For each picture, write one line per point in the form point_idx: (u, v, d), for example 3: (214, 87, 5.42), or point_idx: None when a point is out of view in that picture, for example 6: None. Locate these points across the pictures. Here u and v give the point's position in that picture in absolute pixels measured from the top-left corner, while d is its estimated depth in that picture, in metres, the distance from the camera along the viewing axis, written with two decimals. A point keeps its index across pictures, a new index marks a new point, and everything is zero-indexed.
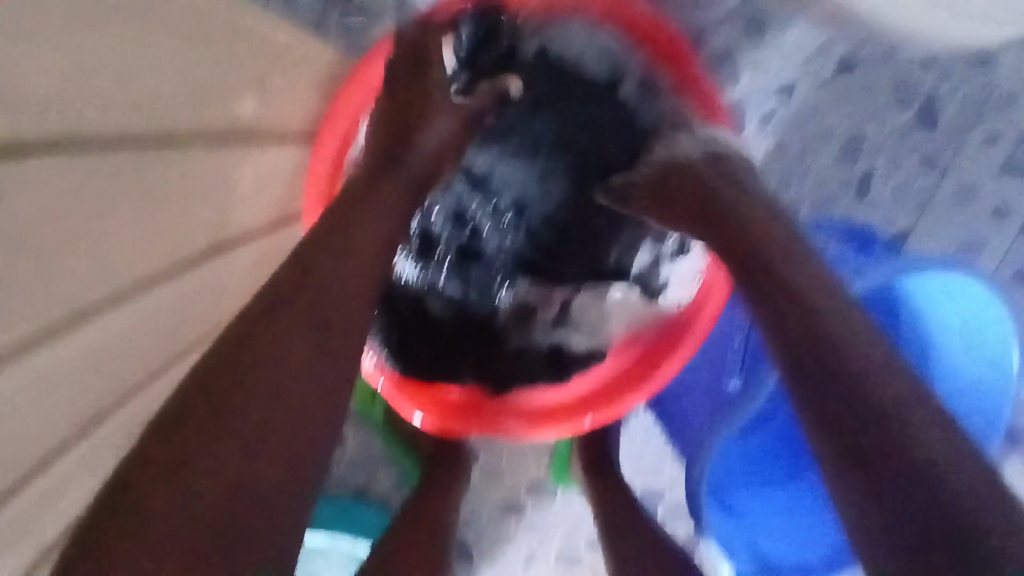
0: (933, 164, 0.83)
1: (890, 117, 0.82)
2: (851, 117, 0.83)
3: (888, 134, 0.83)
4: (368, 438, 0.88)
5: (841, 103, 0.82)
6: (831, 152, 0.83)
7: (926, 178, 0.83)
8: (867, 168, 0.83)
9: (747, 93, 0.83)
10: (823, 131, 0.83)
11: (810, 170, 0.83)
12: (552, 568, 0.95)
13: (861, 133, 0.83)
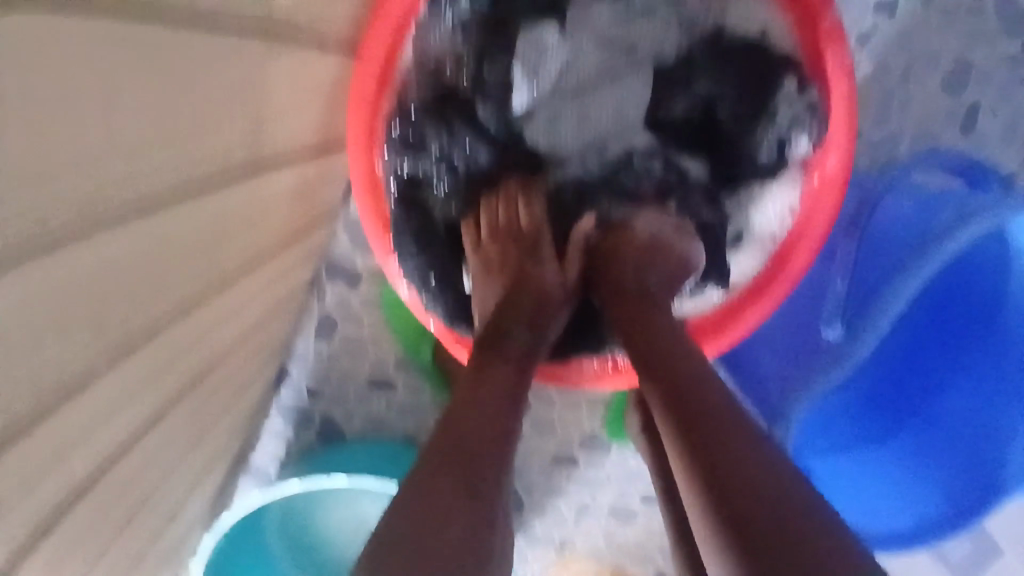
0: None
1: (1002, 42, 0.69)
2: (958, 41, 0.69)
3: (998, 62, 0.69)
4: (418, 384, 0.85)
5: (946, 25, 0.69)
6: (932, 83, 0.71)
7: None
8: (974, 101, 0.70)
9: (837, 7, 0.69)
10: (924, 57, 0.70)
11: (906, 102, 0.71)
12: (604, 521, 0.93)
13: (969, 59, 0.70)
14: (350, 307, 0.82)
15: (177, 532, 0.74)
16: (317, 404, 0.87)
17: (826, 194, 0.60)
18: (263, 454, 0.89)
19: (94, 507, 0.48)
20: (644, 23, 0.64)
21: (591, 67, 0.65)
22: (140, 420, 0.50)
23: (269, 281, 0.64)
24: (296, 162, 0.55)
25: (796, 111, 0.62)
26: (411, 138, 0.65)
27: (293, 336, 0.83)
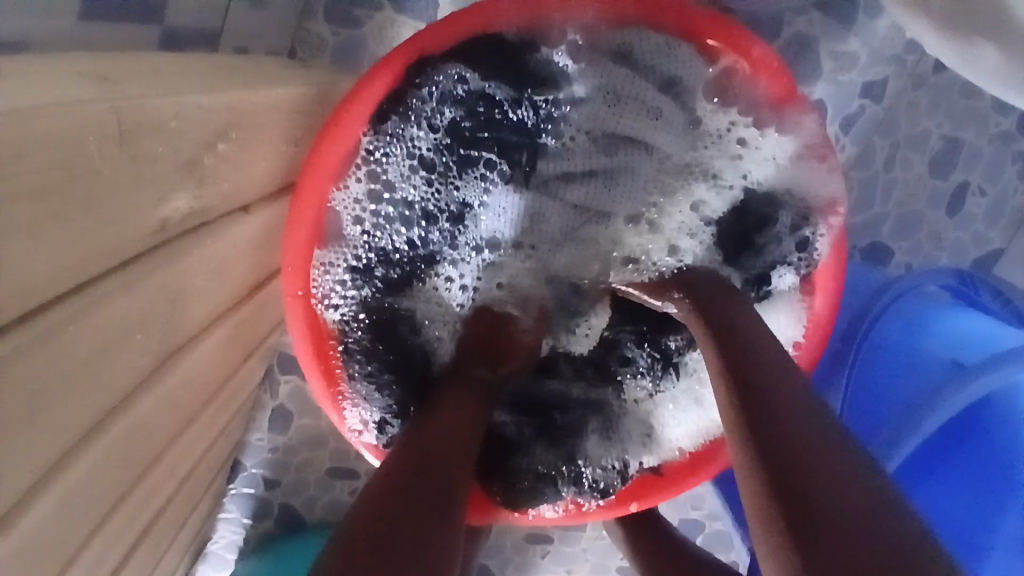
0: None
1: (993, 120, 0.66)
2: (948, 121, 0.66)
3: (988, 139, 0.67)
4: None
5: (936, 106, 0.66)
6: (922, 164, 0.68)
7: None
8: (962, 180, 0.68)
9: (827, 89, 0.64)
10: (915, 139, 0.67)
11: (895, 184, 0.68)
12: None
13: (959, 137, 0.67)
14: (305, 397, 0.77)
15: None
16: (275, 493, 0.83)
17: (819, 330, 0.57)
18: (220, 541, 0.85)
19: None
20: (626, 167, 0.62)
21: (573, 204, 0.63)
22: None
23: (219, 408, 0.59)
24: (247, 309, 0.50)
25: (792, 250, 0.58)
26: (395, 278, 0.61)
27: (246, 432, 0.78)
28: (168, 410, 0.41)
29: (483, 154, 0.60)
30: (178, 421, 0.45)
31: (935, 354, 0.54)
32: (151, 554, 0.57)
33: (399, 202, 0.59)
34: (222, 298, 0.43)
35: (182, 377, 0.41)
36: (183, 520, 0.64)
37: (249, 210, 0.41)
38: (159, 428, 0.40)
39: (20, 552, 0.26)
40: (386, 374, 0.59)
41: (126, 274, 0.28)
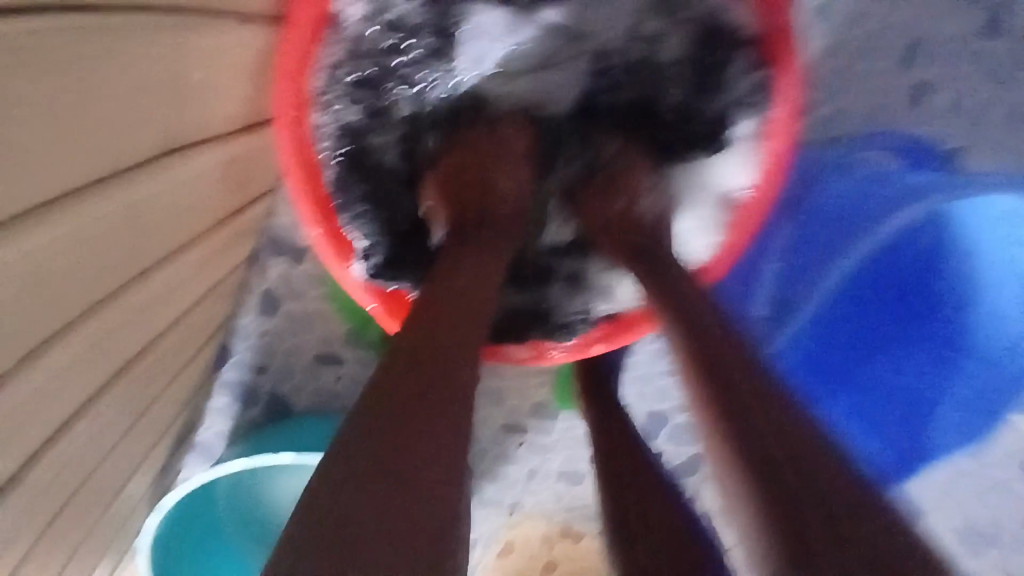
0: (998, 77, 0.70)
1: (952, 20, 0.70)
2: (912, 17, 0.70)
3: (948, 38, 0.70)
4: (366, 359, 0.84)
5: (899, 1, 0.69)
6: (885, 60, 0.71)
7: (989, 91, 0.70)
8: (923, 78, 0.71)
9: None
10: (876, 33, 0.71)
11: (859, 78, 0.72)
12: (556, 485, 0.96)
13: (920, 35, 0.70)
14: (293, 282, 0.80)
15: (118, 511, 0.73)
16: (261, 380, 0.85)
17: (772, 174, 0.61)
18: (209, 429, 0.87)
19: (24, 499, 0.46)
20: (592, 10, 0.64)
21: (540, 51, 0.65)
22: (69, 418, 0.48)
23: (205, 260, 0.62)
24: (223, 143, 0.53)
25: (745, 91, 0.64)
26: (377, 116, 0.64)
27: (235, 313, 0.81)
28: (130, 209, 0.43)
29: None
30: (145, 232, 0.47)
31: (872, 212, 0.70)
32: (134, 393, 0.59)
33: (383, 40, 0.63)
34: (177, 111, 0.46)
35: (142, 178, 0.43)
36: (166, 373, 0.66)
37: None
38: (136, 225, 0.43)
39: None
40: (372, 213, 0.63)
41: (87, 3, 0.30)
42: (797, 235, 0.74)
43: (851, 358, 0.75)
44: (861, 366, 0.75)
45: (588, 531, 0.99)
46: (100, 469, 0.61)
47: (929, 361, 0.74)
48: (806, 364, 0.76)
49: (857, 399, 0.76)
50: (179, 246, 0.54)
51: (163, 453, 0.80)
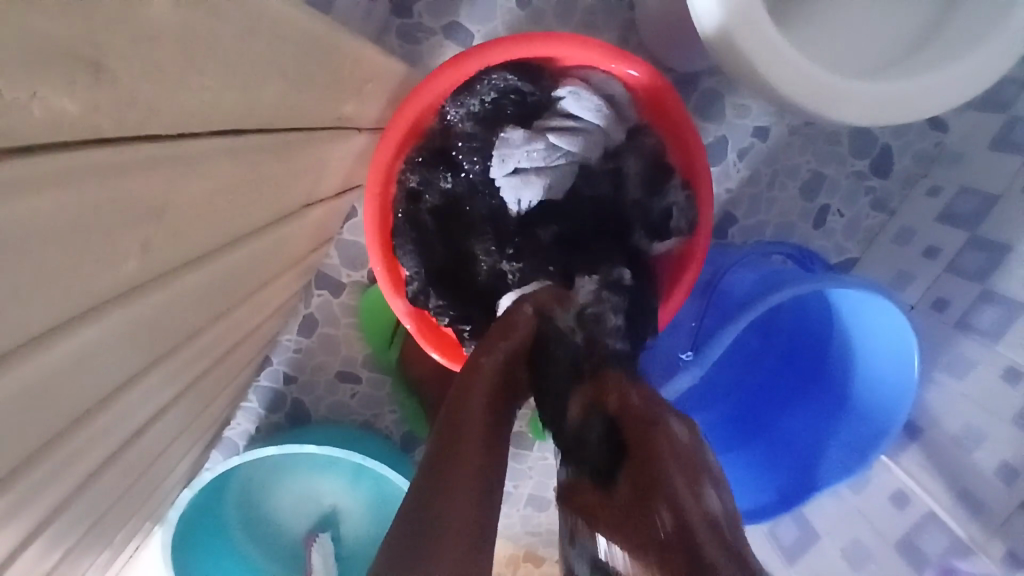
0: (883, 206, 0.97)
1: (851, 162, 0.96)
2: (816, 159, 0.96)
3: (847, 175, 0.96)
4: (380, 378, 1.04)
5: (807, 147, 0.95)
6: (795, 187, 0.96)
7: (875, 217, 0.98)
8: (825, 204, 0.97)
9: (728, 128, 0.94)
10: (790, 169, 0.96)
11: (774, 201, 0.97)
12: (523, 509, 1.12)
13: (824, 172, 0.96)
14: (330, 311, 1.01)
15: (168, 485, 0.88)
16: (290, 389, 1.03)
17: (689, 268, 0.71)
18: (236, 428, 1.04)
19: (152, 437, 0.63)
20: (598, 129, 0.71)
21: (592, 152, 0.71)
22: (190, 385, 0.65)
23: (285, 285, 0.81)
24: (331, 203, 0.73)
25: (678, 200, 0.71)
26: (432, 197, 0.71)
27: (279, 332, 1.00)
28: (283, 245, 0.63)
29: (523, 111, 0.71)
30: (280, 260, 0.67)
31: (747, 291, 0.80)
32: (218, 379, 0.77)
33: (454, 142, 0.71)
34: (327, 183, 0.66)
35: (299, 225, 0.64)
36: (236, 371, 0.84)
37: (361, 131, 0.66)
38: (277, 253, 0.63)
39: (236, 256, 0.48)
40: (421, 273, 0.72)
41: (319, 127, 0.52)
42: (706, 314, 0.83)
43: (744, 431, 0.90)
44: (741, 445, 0.89)
45: (549, 555, 1.16)
46: (179, 439, 0.77)
47: (825, 414, 0.84)
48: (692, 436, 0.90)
49: (734, 465, 0.88)
50: (285, 273, 0.73)
51: (205, 442, 0.96)
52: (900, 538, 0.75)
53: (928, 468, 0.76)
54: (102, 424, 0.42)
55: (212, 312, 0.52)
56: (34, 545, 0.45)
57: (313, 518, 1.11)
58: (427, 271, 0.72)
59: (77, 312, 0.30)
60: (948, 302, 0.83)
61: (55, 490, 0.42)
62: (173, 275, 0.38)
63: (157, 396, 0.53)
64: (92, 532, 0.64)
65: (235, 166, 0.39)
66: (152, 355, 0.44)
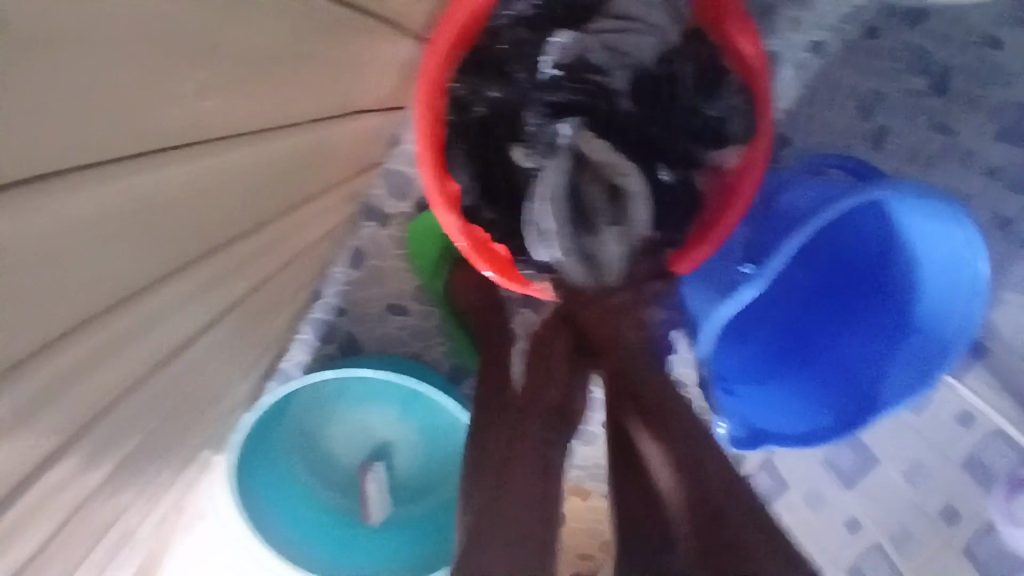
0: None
1: (907, 80, 0.87)
2: (875, 77, 0.90)
3: (902, 93, 0.88)
4: (428, 310, 1.05)
5: (861, 65, 0.90)
6: (853, 106, 0.91)
7: None
8: (884, 124, 0.89)
9: (783, 43, 0.90)
10: (849, 86, 0.91)
11: (831, 121, 0.92)
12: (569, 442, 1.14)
13: (882, 92, 0.89)
14: (378, 243, 1.02)
15: (226, 407, 0.91)
16: (341, 322, 1.06)
17: (749, 176, 0.68)
18: (291, 360, 1.07)
19: (216, 339, 0.66)
20: (647, 31, 0.70)
21: (645, 57, 0.70)
22: (247, 293, 0.67)
23: (337, 207, 0.83)
24: (380, 114, 0.73)
25: (737, 100, 0.69)
26: (482, 107, 0.72)
27: (329, 265, 1.02)
28: (329, 151, 0.63)
29: (574, 19, 0.70)
30: (330, 169, 0.68)
31: (801, 201, 0.76)
32: (273, 298, 0.79)
33: (501, 53, 0.70)
34: (368, 90, 0.65)
35: (344, 131, 0.64)
36: (287, 296, 0.86)
37: (401, 36, 0.65)
38: (322, 160, 0.63)
39: (276, 139, 0.49)
40: (476, 187, 0.73)
41: (349, 10, 0.50)
42: (755, 231, 0.82)
43: (794, 360, 0.90)
44: (791, 375, 0.89)
45: (594, 489, 1.17)
46: (234, 357, 0.80)
47: (884, 338, 0.81)
48: (744, 368, 0.90)
49: (786, 395, 0.87)
50: (335, 189, 0.74)
51: (262, 369, 0.99)
52: (966, 455, 0.73)
53: (995, 387, 0.72)
54: (168, 296, 0.45)
55: (260, 202, 0.53)
56: (105, 413, 0.49)
57: (367, 449, 1.14)
58: (481, 186, 0.73)
59: (94, 158, 0.31)
60: (1016, 217, 0.75)
61: (118, 351, 0.44)
62: (206, 144, 0.40)
63: (214, 285, 0.54)
64: (162, 430, 0.68)
65: (235, 8, 0.36)
66: (198, 228, 0.45)
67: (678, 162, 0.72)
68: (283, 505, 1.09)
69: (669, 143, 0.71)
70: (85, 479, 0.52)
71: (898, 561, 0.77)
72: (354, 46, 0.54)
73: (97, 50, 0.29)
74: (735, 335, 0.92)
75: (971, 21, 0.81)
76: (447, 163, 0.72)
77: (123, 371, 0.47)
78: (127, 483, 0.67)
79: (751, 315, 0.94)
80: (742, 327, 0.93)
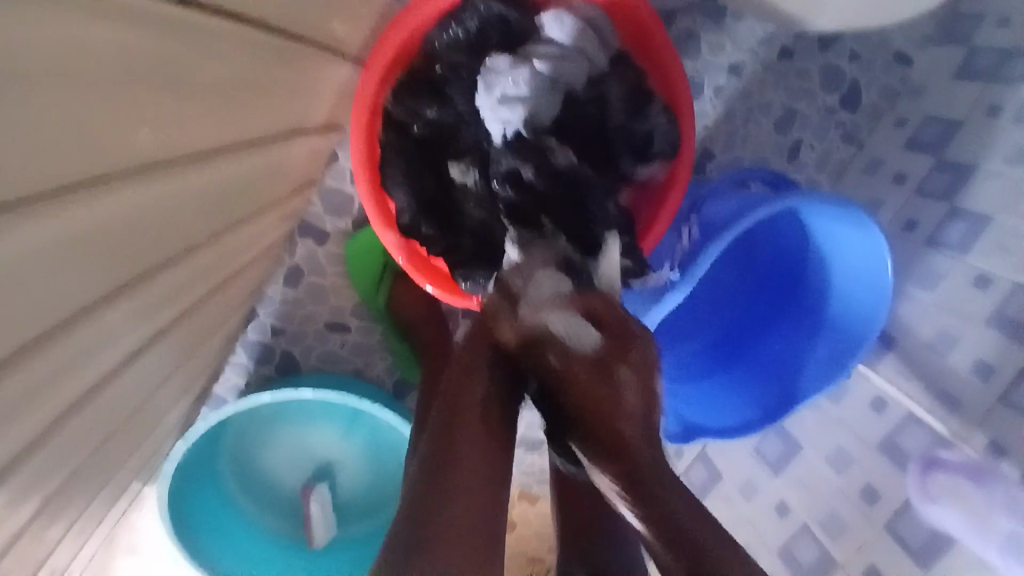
0: (852, 139, 0.97)
1: (820, 97, 0.97)
2: (790, 93, 0.97)
3: (818, 109, 0.97)
4: (370, 326, 1.04)
5: (780, 83, 0.97)
6: (770, 122, 0.98)
7: (846, 150, 0.98)
8: (798, 138, 0.98)
9: (705, 63, 0.96)
10: (765, 104, 0.97)
11: (750, 136, 0.99)
12: (515, 450, 1.16)
13: (796, 108, 0.97)
14: (316, 260, 1.00)
15: (158, 438, 0.87)
16: (279, 341, 1.03)
17: (675, 190, 0.73)
18: (225, 384, 1.03)
19: (147, 368, 0.63)
20: (576, 53, 0.72)
21: (576, 77, 0.73)
22: (179, 320, 0.64)
23: (272, 226, 0.81)
24: (317, 134, 0.72)
25: (662, 118, 0.71)
26: (417, 125, 0.72)
27: (265, 284, 0.99)
28: (268, 173, 0.62)
29: (508, 40, 0.72)
30: (268, 189, 0.66)
31: (723, 211, 0.81)
32: (207, 321, 0.76)
33: (436, 74, 0.72)
34: (308, 112, 0.64)
35: (283, 152, 0.62)
36: (222, 318, 0.83)
37: (343, 58, 0.64)
38: (260, 183, 0.62)
39: (218, 166, 0.48)
40: (413, 203, 0.72)
41: (293, 37, 0.49)
42: (682, 239, 0.87)
43: (723, 359, 0.96)
44: (721, 373, 0.94)
45: (542, 494, 1.20)
46: (166, 385, 0.76)
47: (803, 334, 0.87)
48: (677, 369, 0.95)
49: (717, 392, 0.93)
50: (272, 209, 0.73)
51: (195, 395, 0.95)
52: (882, 440, 0.80)
53: (904, 373, 0.80)
54: (97, 329, 0.43)
55: (197, 227, 0.52)
56: (34, 451, 0.46)
57: (311, 469, 1.12)
58: (418, 203, 0.72)
59: (52, 190, 0.30)
60: (916, 223, 0.84)
61: (48, 390, 0.41)
62: (153, 175, 0.38)
63: (146, 314, 0.52)
64: (90, 466, 0.65)
65: (184, 45, 0.36)
66: (134, 258, 0.43)
67: (609, 177, 0.75)
68: (222, 534, 1.04)
69: (600, 160, 0.74)
70: (10, 522, 0.48)
71: (830, 545, 0.82)
72: (298, 72, 0.54)
73: (49, 96, 0.28)
74: (668, 338, 0.97)
75: (886, 43, 0.93)
76: (386, 182, 0.72)
77: (52, 412, 0.45)
78: (55, 524, 0.63)
79: (682, 318, 0.99)
80: (673, 330, 0.98)
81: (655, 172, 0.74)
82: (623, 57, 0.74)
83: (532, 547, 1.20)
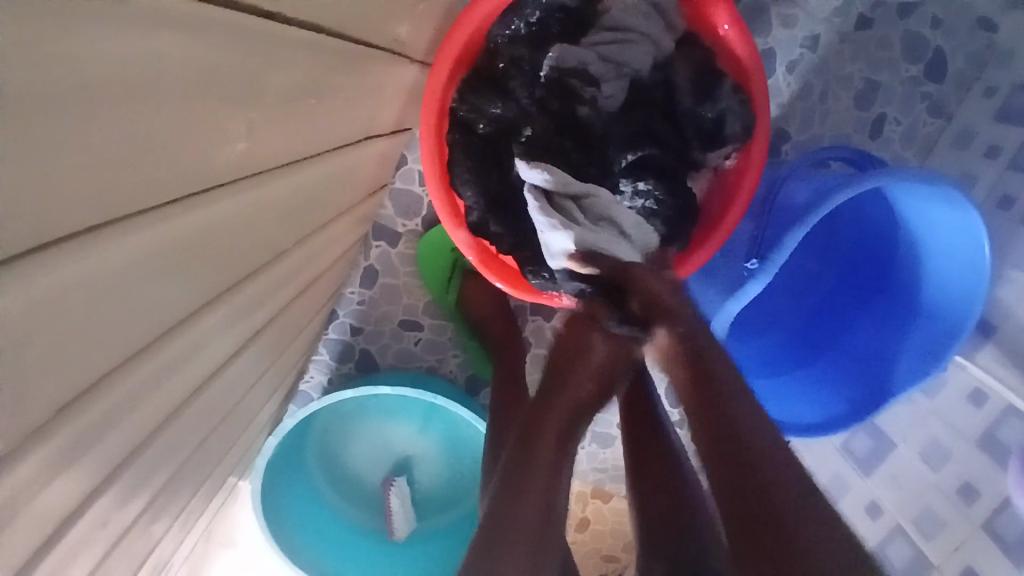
0: (940, 112, 0.90)
1: (904, 67, 0.90)
2: (870, 65, 0.91)
3: (902, 81, 0.91)
4: (441, 324, 1.07)
5: (858, 55, 0.91)
6: (849, 97, 0.92)
7: (933, 123, 0.91)
8: (881, 113, 0.92)
9: (776, 40, 0.92)
10: (843, 78, 0.92)
11: (829, 113, 0.93)
12: (587, 446, 1.15)
13: (877, 80, 0.91)
14: (389, 262, 1.04)
15: (250, 434, 0.92)
16: (356, 341, 1.07)
17: (748, 174, 0.69)
18: (310, 381, 1.09)
19: (242, 366, 0.68)
20: (638, 40, 0.72)
21: (640, 65, 0.73)
22: (267, 322, 0.69)
23: (347, 230, 0.84)
24: (386, 138, 0.74)
25: (733, 100, 0.69)
26: (482, 124, 0.73)
27: (343, 286, 1.04)
28: (342, 177, 0.65)
29: (570, 32, 0.73)
30: (343, 193, 0.69)
31: (802, 194, 0.77)
32: (291, 323, 0.81)
33: (497, 71, 0.72)
34: (376, 118, 0.67)
35: (355, 157, 0.65)
36: (304, 320, 0.87)
37: (407, 62, 0.66)
38: (334, 190, 0.65)
39: (297, 172, 0.50)
40: (483, 200, 0.74)
41: (359, 47, 0.51)
42: (759, 225, 0.83)
43: (807, 351, 0.91)
44: (804, 366, 0.90)
45: (616, 491, 1.19)
46: (256, 386, 0.81)
47: (894, 323, 0.82)
48: (754, 360, 0.92)
49: (799, 385, 0.89)
50: (347, 213, 0.76)
51: (283, 392, 1.00)
52: (981, 434, 0.73)
53: (1004, 363, 0.73)
54: (196, 329, 0.47)
55: (280, 233, 0.55)
56: (142, 448, 0.50)
57: (389, 464, 1.16)
58: (487, 201, 0.74)
59: (143, 209, 0.33)
60: (1013, 199, 0.76)
61: (155, 386, 0.45)
62: (236, 185, 0.41)
63: (241, 314, 0.56)
64: (192, 460, 0.70)
65: (261, 60, 0.38)
66: (226, 264, 0.47)
67: (678, 165, 0.74)
68: (310, 524, 1.10)
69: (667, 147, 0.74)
70: (125, 512, 0.53)
71: (922, 544, 0.77)
72: (364, 79, 0.56)
73: (144, 115, 0.30)
74: (746, 330, 0.94)
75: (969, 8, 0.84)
76: (454, 182, 0.73)
77: (159, 407, 0.49)
78: (163, 512, 0.69)
79: (761, 308, 0.95)
80: (751, 320, 0.95)
81: (726, 157, 0.72)
82: (689, 39, 0.72)
83: (608, 544, 1.19)
